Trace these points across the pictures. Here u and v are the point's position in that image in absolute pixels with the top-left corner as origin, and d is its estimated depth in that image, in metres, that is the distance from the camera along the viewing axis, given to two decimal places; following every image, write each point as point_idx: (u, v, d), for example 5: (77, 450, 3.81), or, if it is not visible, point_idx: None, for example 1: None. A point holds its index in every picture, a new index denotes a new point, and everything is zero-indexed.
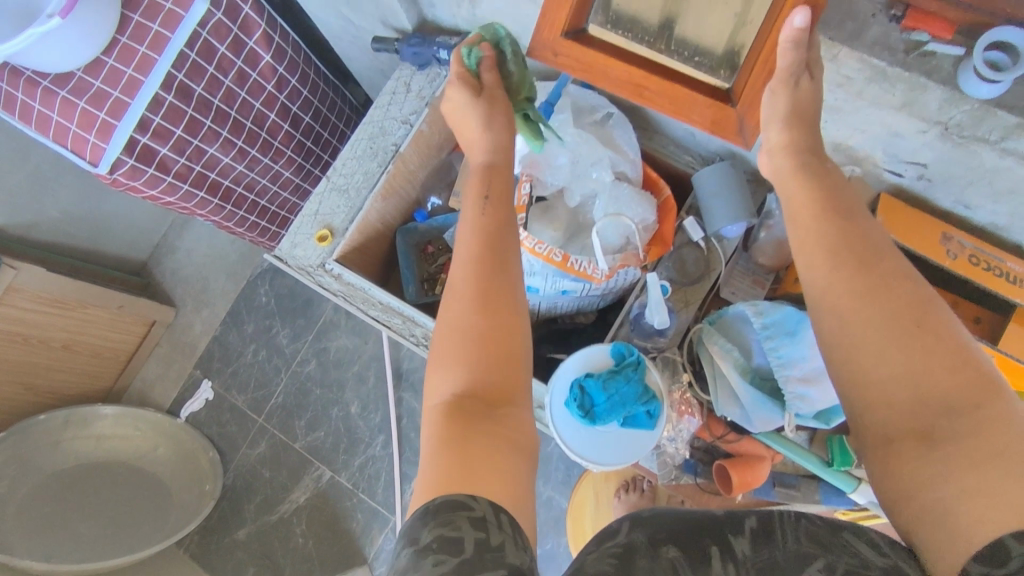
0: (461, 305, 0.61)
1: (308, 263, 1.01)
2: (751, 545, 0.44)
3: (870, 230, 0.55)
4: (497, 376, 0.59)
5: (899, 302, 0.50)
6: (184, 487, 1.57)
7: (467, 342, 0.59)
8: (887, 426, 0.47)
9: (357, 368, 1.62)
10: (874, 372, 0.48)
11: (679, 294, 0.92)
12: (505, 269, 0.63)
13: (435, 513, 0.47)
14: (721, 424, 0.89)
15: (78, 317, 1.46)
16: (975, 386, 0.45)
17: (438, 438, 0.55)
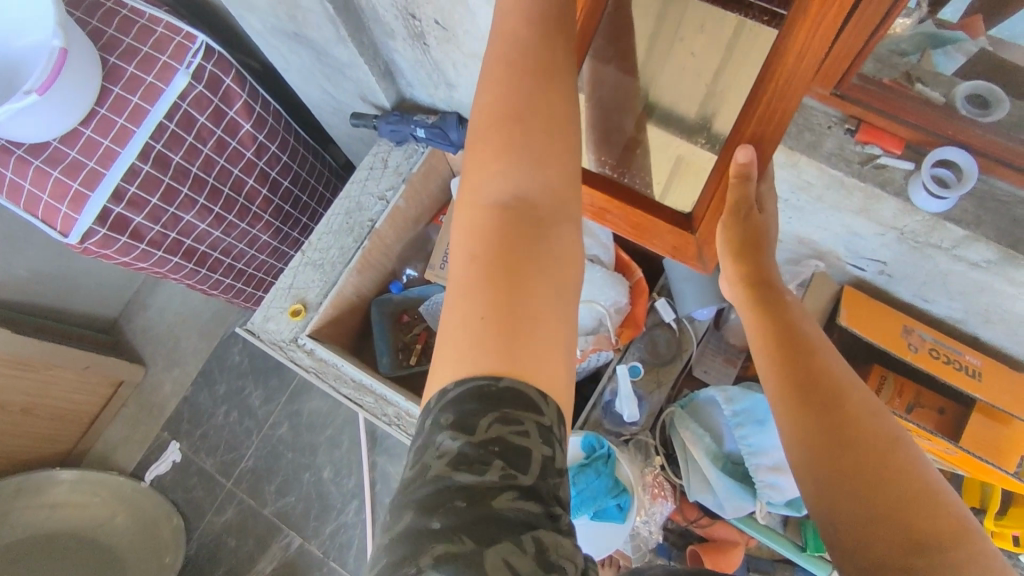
0: (509, 100, 0.48)
1: (280, 337, 1.00)
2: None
3: (830, 359, 0.55)
4: (546, 189, 0.47)
5: (863, 438, 0.50)
6: (144, 557, 1.51)
7: (515, 142, 0.47)
8: (863, 564, 0.45)
9: (331, 430, 1.58)
10: (845, 508, 0.47)
11: (652, 374, 0.92)
12: (548, 69, 0.50)
13: (490, 389, 0.40)
14: (693, 508, 0.89)
15: (41, 378, 1.42)
16: (948, 523, 0.44)
17: (478, 260, 0.45)
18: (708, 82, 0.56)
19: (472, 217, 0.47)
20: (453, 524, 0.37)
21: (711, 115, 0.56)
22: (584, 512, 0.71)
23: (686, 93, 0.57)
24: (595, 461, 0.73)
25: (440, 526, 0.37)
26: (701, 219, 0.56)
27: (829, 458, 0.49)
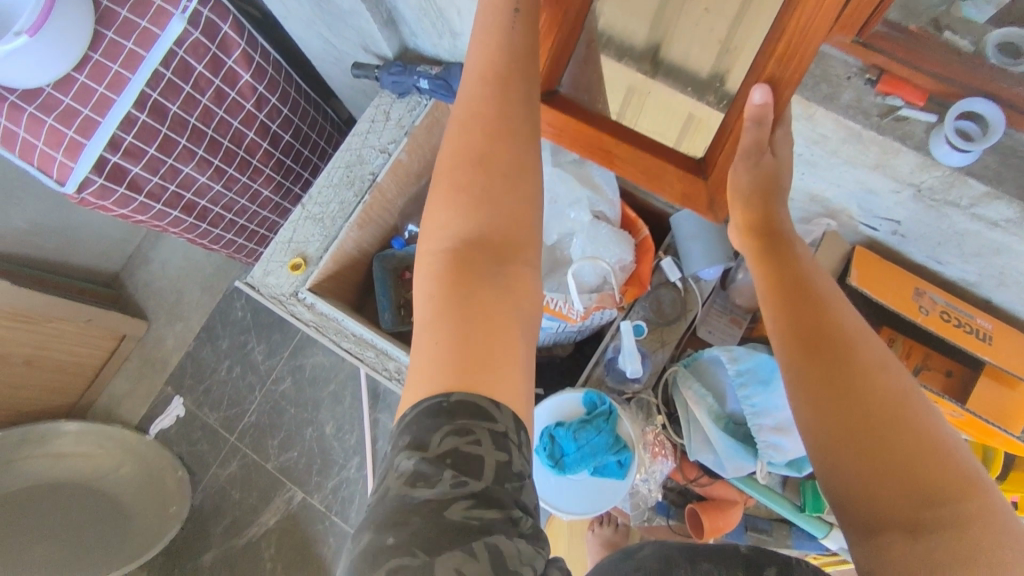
0: (470, 149, 0.52)
1: (280, 291, 0.99)
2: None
3: (841, 311, 0.54)
4: (505, 230, 0.52)
5: (875, 393, 0.49)
6: (149, 507, 1.54)
7: (474, 191, 0.52)
8: (870, 519, 0.45)
9: (333, 386, 1.59)
10: (849, 464, 0.47)
11: (655, 333, 0.91)
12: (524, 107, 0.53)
13: (448, 402, 0.44)
14: (694, 467, 0.89)
15: (43, 331, 1.42)
16: (954, 476, 0.44)
17: (441, 287, 0.49)
18: (722, 38, 0.54)
19: (439, 249, 0.51)
20: (408, 538, 0.39)
21: (724, 73, 0.53)
22: (584, 468, 0.71)
23: (699, 43, 0.56)
24: (596, 416, 0.72)
25: (395, 542, 0.39)
26: (714, 165, 0.57)
27: (835, 413, 0.49)
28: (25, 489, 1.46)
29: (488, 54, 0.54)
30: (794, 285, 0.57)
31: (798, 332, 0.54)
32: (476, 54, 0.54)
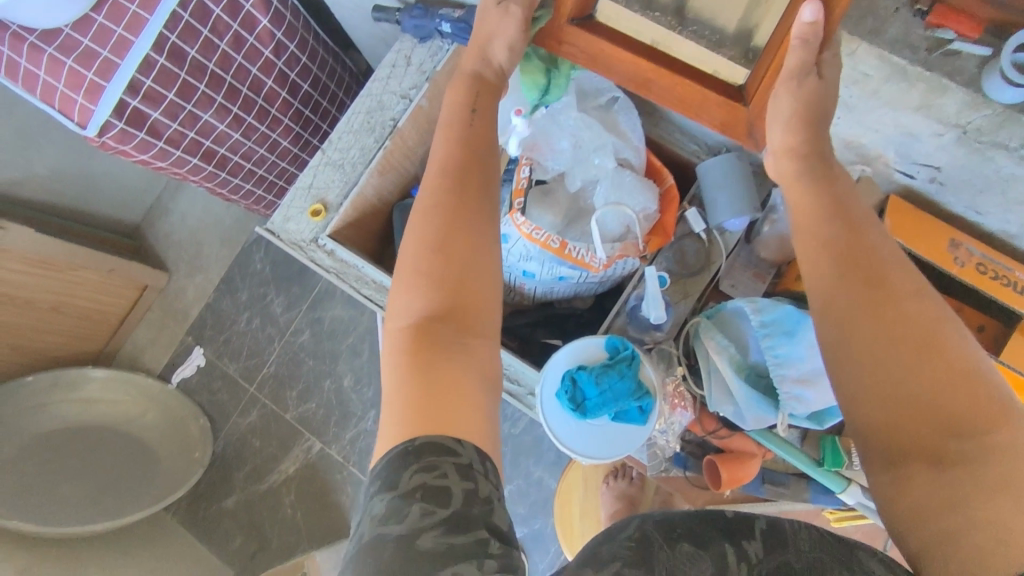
0: (432, 228, 0.59)
1: (301, 238, 0.99)
2: (763, 546, 0.44)
3: (875, 242, 0.54)
4: (464, 299, 0.58)
5: (907, 321, 0.48)
6: (172, 452, 1.58)
7: (436, 265, 0.58)
8: (893, 448, 0.46)
9: (351, 340, 1.60)
10: (874, 391, 0.48)
11: (678, 285, 0.90)
12: (474, 202, 0.61)
13: (412, 450, 0.49)
14: (714, 419, 0.88)
15: (68, 279, 1.44)
16: (981, 403, 0.44)
17: (405, 358, 0.55)
18: None
19: (401, 325, 0.57)
20: (383, 568, 0.43)
21: (754, 25, 0.55)
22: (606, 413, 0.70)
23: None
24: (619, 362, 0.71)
25: (371, 574, 0.43)
26: (756, 93, 0.57)
27: (864, 341, 0.49)
28: (54, 431, 1.51)
29: (452, 147, 0.63)
30: (829, 214, 0.56)
31: (831, 261, 0.53)
32: (442, 147, 0.63)
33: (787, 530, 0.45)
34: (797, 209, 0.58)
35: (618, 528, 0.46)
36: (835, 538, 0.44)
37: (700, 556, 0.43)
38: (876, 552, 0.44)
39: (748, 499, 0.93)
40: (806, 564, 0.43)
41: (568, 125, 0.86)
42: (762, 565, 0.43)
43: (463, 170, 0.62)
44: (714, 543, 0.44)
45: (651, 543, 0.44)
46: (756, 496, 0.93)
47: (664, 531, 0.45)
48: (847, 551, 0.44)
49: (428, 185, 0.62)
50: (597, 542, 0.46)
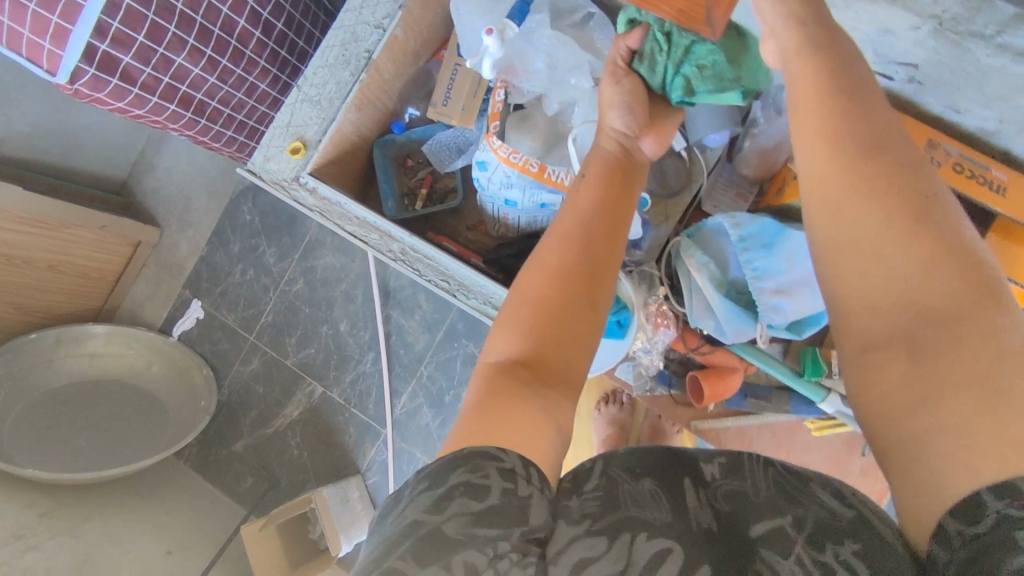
0: (542, 274, 0.61)
1: (282, 177, 0.99)
2: (721, 476, 0.48)
3: (882, 127, 0.52)
4: (557, 347, 0.58)
5: (896, 206, 0.48)
6: (179, 402, 1.61)
7: (538, 308, 0.59)
8: (872, 334, 0.48)
9: (345, 286, 1.61)
10: (861, 280, 0.49)
11: (660, 207, 0.90)
12: (597, 262, 0.62)
13: (465, 455, 0.46)
14: (696, 336, 0.90)
15: (61, 237, 1.44)
16: (964, 292, 0.44)
17: (487, 391, 0.54)
18: None
19: (495, 361, 0.58)
20: (404, 546, 0.41)
21: None
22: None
23: None
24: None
25: (391, 549, 0.41)
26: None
27: (856, 228, 0.49)
28: (62, 387, 1.54)
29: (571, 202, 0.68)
30: (839, 97, 0.54)
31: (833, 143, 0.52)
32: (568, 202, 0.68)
33: (747, 465, 0.48)
34: (799, 92, 0.57)
35: (584, 477, 0.48)
36: (791, 473, 0.47)
37: (660, 490, 0.46)
38: (831, 485, 0.46)
39: (732, 413, 0.97)
40: (763, 496, 0.45)
41: (543, 45, 0.85)
42: (716, 488, 0.47)
43: (585, 226, 0.64)
44: (675, 478, 0.48)
45: (616, 485, 0.47)
46: (739, 410, 0.96)
47: (628, 471, 0.48)
48: (802, 483, 0.46)
49: (552, 238, 0.64)
50: (565, 489, 0.48)
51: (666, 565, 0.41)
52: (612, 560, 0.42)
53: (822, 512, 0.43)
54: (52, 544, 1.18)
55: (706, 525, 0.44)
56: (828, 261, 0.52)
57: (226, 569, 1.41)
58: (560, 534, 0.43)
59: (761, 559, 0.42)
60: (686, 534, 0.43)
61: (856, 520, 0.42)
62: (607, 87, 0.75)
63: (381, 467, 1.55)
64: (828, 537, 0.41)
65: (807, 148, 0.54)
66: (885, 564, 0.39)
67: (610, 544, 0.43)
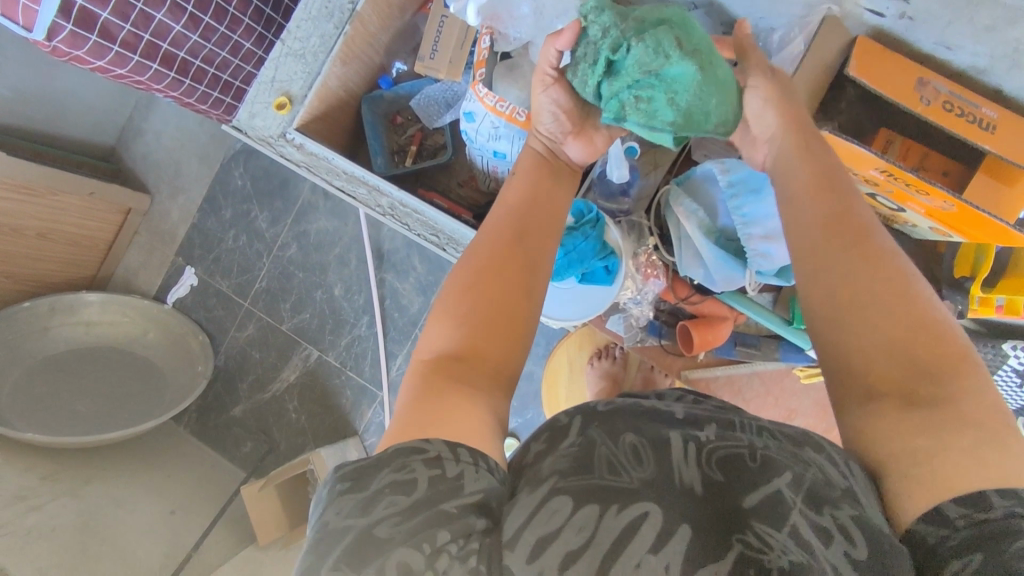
0: (475, 266, 0.60)
1: (268, 133, 0.99)
2: (714, 437, 0.46)
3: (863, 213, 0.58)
4: (492, 338, 0.56)
5: (885, 275, 0.52)
6: (176, 368, 1.62)
7: (472, 298, 0.57)
8: (866, 382, 0.49)
9: (338, 250, 1.61)
10: (851, 334, 0.51)
11: (649, 155, 0.90)
12: (526, 254, 0.62)
13: (390, 453, 0.44)
14: (686, 286, 0.91)
15: (48, 204, 1.42)
16: (945, 349, 0.48)
17: (421, 387, 0.52)
18: None
19: (428, 357, 0.56)
20: (337, 552, 0.40)
21: None
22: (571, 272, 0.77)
23: None
24: (584, 225, 0.79)
25: (326, 555, 0.40)
26: None
27: (851, 287, 0.53)
28: (59, 354, 1.55)
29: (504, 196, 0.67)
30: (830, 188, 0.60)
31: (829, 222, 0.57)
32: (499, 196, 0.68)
33: (738, 429, 0.47)
34: (795, 179, 0.62)
35: (559, 438, 0.47)
36: (785, 438, 0.47)
37: (641, 448, 0.44)
38: (826, 451, 0.46)
39: (722, 363, 0.97)
40: (758, 462, 0.44)
41: None
42: (710, 449, 0.45)
43: (516, 219, 0.64)
44: (662, 437, 0.45)
45: (592, 444, 0.45)
46: (729, 359, 0.96)
47: (606, 431, 0.46)
48: (797, 448, 0.45)
49: (481, 234, 0.63)
50: (540, 453, 0.47)
51: (641, 530, 0.40)
52: (574, 532, 0.40)
53: (817, 476, 0.43)
54: (54, 505, 1.19)
55: (689, 483, 0.43)
56: (818, 319, 0.54)
57: (228, 528, 1.44)
58: (516, 515, 0.41)
59: (752, 527, 0.40)
60: (669, 498, 0.42)
61: (848, 491, 0.43)
62: (538, 97, 0.71)
63: (378, 428, 1.57)
64: (826, 500, 0.42)
65: (801, 228, 0.59)
66: (881, 539, 0.40)
67: (577, 509, 0.41)
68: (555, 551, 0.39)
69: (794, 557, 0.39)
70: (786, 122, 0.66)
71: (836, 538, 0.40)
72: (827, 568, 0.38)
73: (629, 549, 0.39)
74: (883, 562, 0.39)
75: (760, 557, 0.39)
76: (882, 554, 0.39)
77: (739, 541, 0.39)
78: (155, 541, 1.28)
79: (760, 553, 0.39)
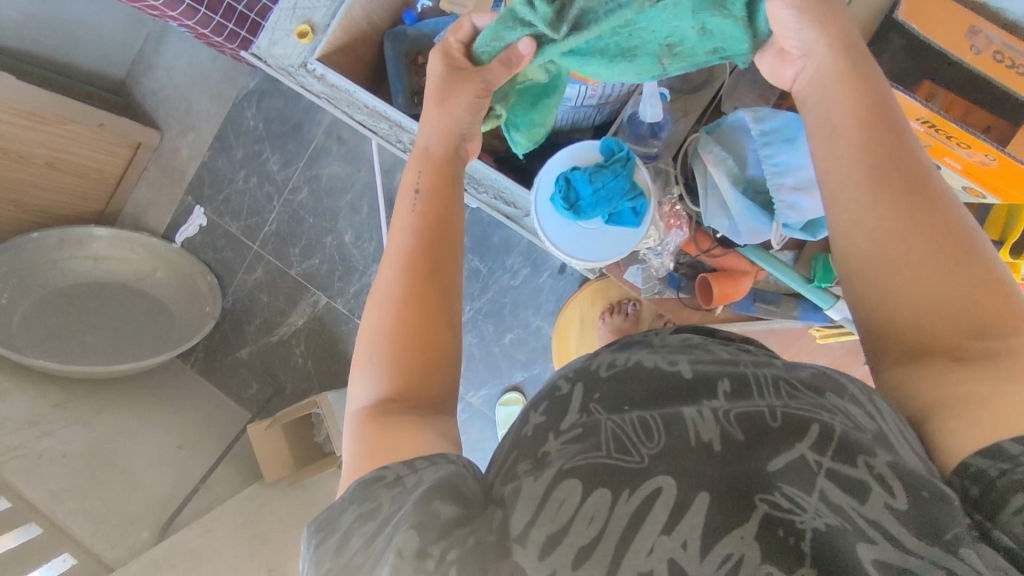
0: (387, 296, 0.55)
1: (288, 63, 0.96)
2: (727, 402, 0.43)
3: (911, 145, 0.50)
4: (423, 359, 0.52)
5: (936, 223, 0.46)
6: (184, 307, 1.61)
7: (391, 330, 0.53)
8: (907, 341, 0.45)
9: (350, 197, 1.59)
10: (885, 288, 0.47)
11: (680, 102, 0.88)
12: (441, 278, 0.56)
13: (351, 492, 0.44)
14: (708, 239, 0.93)
15: (58, 133, 1.40)
16: (992, 305, 0.43)
17: (362, 439, 0.48)
18: None
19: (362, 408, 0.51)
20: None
21: None
22: (598, 211, 0.84)
23: None
24: (614, 163, 0.83)
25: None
26: None
27: (887, 237, 0.47)
28: (67, 288, 1.53)
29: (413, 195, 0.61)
30: (872, 120, 0.51)
31: (869, 162, 0.49)
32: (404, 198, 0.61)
33: (754, 387, 0.44)
34: (833, 111, 0.52)
35: (561, 415, 0.45)
36: (803, 385, 0.43)
37: (648, 419, 0.42)
38: (849, 392, 0.42)
39: (739, 318, 0.98)
40: (779, 422, 0.40)
41: None
42: (727, 411, 0.42)
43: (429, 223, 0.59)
44: (671, 409, 0.43)
45: (597, 421, 0.43)
46: (747, 315, 0.98)
47: (610, 408, 0.45)
48: (817, 395, 0.42)
49: (387, 274, 0.56)
50: (541, 428, 0.45)
51: (655, 508, 0.38)
52: (586, 523, 0.39)
53: (847, 423, 0.40)
54: (65, 432, 1.20)
55: (706, 440, 0.41)
56: (849, 267, 0.49)
57: (232, 466, 1.46)
58: (520, 511, 0.39)
59: (778, 490, 0.38)
60: (682, 469, 0.40)
61: (880, 434, 0.39)
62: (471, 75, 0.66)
63: None
64: (859, 448, 0.38)
65: (841, 172, 0.50)
66: (920, 486, 0.36)
67: (586, 496, 0.39)
68: (568, 544, 0.38)
69: (828, 520, 0.36)
70: (825, 39, 0.53)
71: (874, 491, 0.37)
72: (864, 525, 0.36)
73: (643, 532, 0.38)
74: (926, 512, 0.35)
75: (788, 519, 0.37)
76: (924, 505, 0.35)
77: (763, 501, 0.38)
78: (161, 474, 1.29)
79: (790, 515, 0.37)
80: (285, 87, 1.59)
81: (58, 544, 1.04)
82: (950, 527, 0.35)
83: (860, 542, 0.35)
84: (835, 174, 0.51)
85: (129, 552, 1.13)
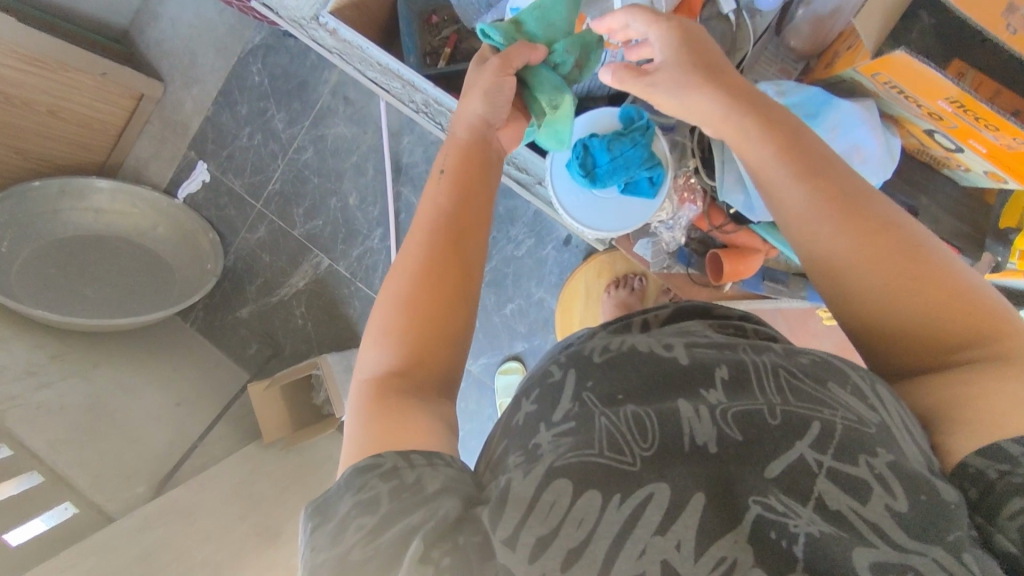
0: (416, 259, 0.52)
1: (301, 15, 0.94)
2: (724, 395, 0.42)
3: (844, 173, 0.49)
4: (438, 325, 0.50)
5: (887, 253, 0.45)
6: (185, 264, 1.59)
7: (420, 289, 0.50)
8: (905, 361, 0.46)
9: (355, 158, 1.57)
10: (883, 308, 0.46)
11: None
12: (466, 247, 0.53)
13: (346, 480, 0.41)
14: (721, 215, 0.94)
15: (60, 79, 1.36)
16: (962, 317, 0.43)
17: (366, 412, 0.46)
18: None
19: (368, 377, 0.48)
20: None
21: None
22: (614, 179, 0.86)
23: None
24: (633, 132, 0.84)
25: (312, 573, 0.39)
26: None
27: (844, 259, 0.47)
28: (66, 238, 1.50)
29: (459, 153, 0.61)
30: (795, 169, 0.50)
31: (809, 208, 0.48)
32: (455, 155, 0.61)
33: (753, 376, 0.42)
34: (759, 170, 0.53)
35: (553, 405, 0.44)
36: (804, 373, 0.42)
37: (643, 417, 0.41)
38: (851, 382, 0.42)
39: (747, 296, 1.01)
40: (779, 421, 0.40)
41: None
42: (728, 410, 0.41)
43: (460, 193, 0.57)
44: (667, 405, 0.42)
45: (592, 415, 0.42)
46: (755, 293, 1.00)
47: (605, 399, 0.43)
48: (819, 385, 0.42)
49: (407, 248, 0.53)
50: (533, 418, 0.44)
51: (648, 509, 0.37)
52: (575, 527, 0.37)
53: (849, 418, 0.40)
54: (65, 383, 1.20)
55: (701, 443, 0.40)
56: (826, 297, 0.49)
57: (230, 425, 1.46)
58: (509, 515, 0.38)
59: (773, 493, 0.38)
60: (675, 474, 0.39)
61: (882, 428, 0.39)
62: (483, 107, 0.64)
63: None
64: (860, 448, 0.38)
65: (785, 221, 0.51)
66: (919, 487, 0.37)
67: (576, 497, 0.38)
68: (558, 546, 0.37)
69: (822, 527, 0.36)
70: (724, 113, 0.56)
71: (874, 492, 0.37)
72: (862, 528, 0.36)
73: (634, 534, 0.37)
74: (922, 512, 0.36)
75: (781, 523, 0.37)
76: (923, 509, 0.36)
77: (757, 503, 0.37)
78: (161, 429, 1.30)
79: (783, 518, 0.37)
80: (292, 43, 1.56)
81: (61, 492, 1.05)
82: (952, 530, 0.36)
83: (856, 545, 0.35)
84: (782, 222, 0.51)
85: (129, 504, 1.15)
